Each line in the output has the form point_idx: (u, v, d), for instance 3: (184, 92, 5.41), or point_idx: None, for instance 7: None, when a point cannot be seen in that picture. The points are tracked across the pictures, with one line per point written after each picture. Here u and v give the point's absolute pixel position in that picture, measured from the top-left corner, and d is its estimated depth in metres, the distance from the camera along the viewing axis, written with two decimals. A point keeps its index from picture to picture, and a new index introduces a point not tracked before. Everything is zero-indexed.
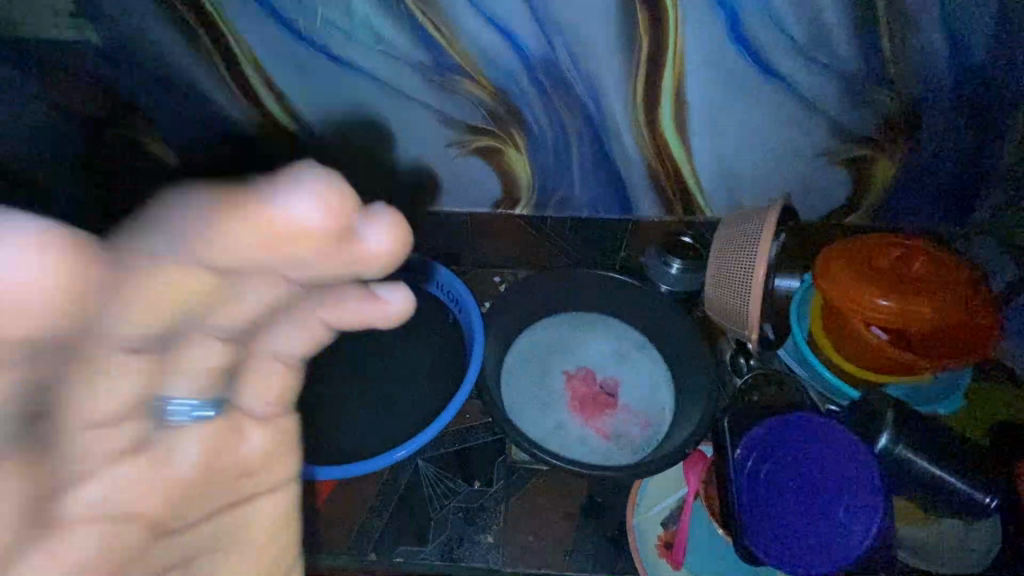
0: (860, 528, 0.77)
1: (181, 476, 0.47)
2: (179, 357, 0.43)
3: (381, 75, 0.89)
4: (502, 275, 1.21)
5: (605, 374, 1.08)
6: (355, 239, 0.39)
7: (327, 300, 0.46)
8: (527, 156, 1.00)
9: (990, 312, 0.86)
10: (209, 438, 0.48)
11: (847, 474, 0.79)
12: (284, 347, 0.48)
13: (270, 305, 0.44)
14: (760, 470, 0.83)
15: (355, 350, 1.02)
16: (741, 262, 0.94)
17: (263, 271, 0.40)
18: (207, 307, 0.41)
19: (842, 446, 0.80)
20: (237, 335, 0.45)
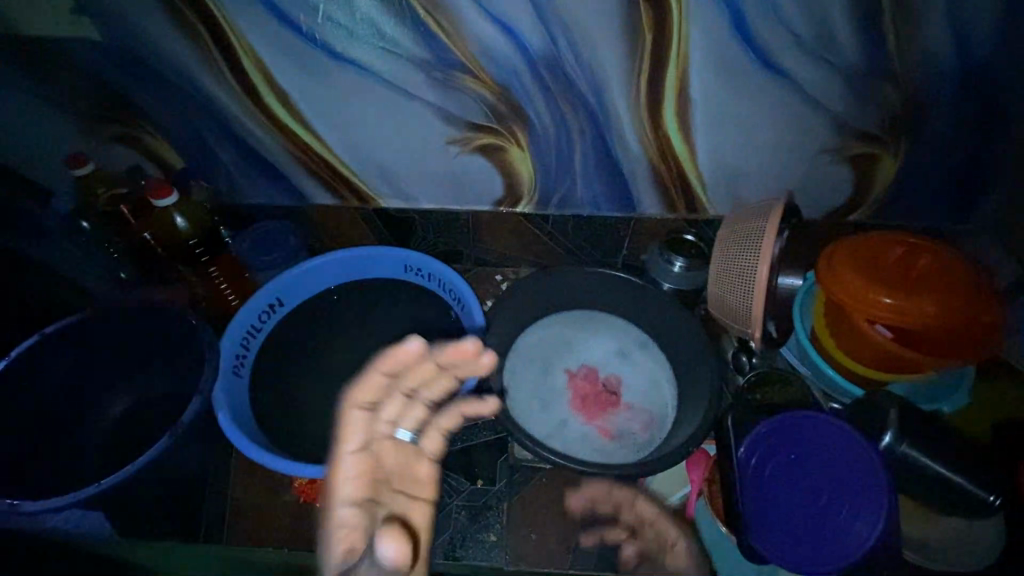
0: (864, 526, 0.76)
1: (390, 503, 0.55)
2: (408, 416, 0.57)
3: (381, 72, 0.88)
4: (504, 273, 1.23)
5: (608, 373, 1.08)
6: (481, 373, 0.57)
7: (452, 415, 0.60)
8: (529, 154, 1.00)
9: (993, 310, 0.86)
10: (418, 475, 0.57)
11: (853, 473, 0.79)
12: (435, 439, 0.59)
13: (447, 392, 0.58)
14: (764, 468, 0.82)
15: (356, 350, 1.01)
16: (743, 259, 0.93)
17: (447, 380, 0.57)
18: (425, 389, 0.57)
19: (848, 445, 0.80)
20: (421, 413, 0.58)
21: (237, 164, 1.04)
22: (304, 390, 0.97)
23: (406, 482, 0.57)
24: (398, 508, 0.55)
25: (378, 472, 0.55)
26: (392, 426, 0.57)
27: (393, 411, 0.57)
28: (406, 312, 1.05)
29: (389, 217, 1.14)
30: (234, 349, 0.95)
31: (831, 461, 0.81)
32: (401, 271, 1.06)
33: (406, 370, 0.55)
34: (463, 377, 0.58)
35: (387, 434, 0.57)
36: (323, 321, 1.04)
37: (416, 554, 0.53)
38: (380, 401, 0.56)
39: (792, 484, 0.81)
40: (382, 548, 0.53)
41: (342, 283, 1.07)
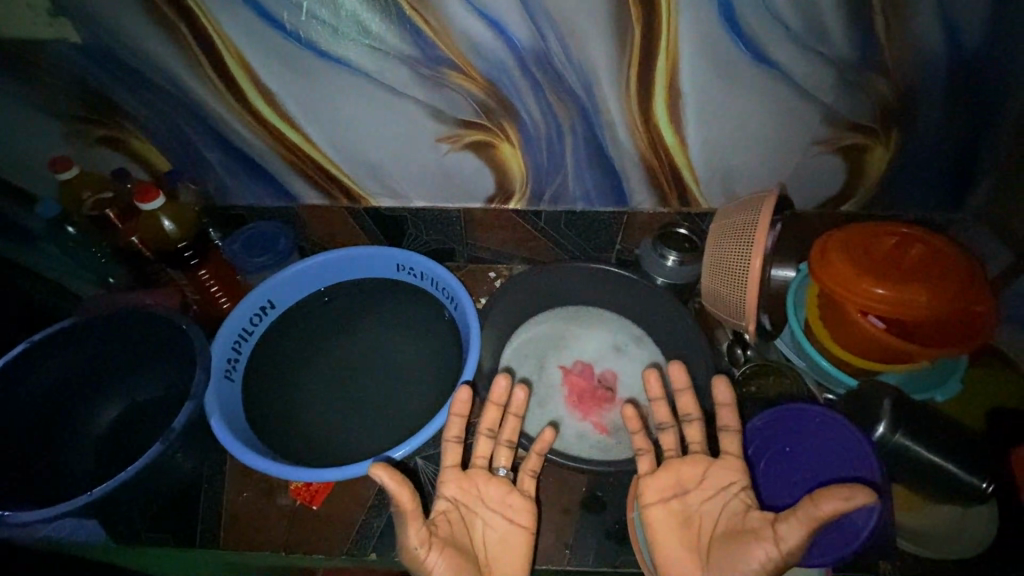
0: (864, 516, 0.74)
1: (489, 511, 0.83)
2: (494, 451, 0.88)
3: (369, 70, 0.87)
4: (497, 270, 1.23)
5: (603, 367, 1.07)
6: (503, 387, 0.89)
7: (541, 445, 0.86)
8: (519, 150, 0.99)
9: (986, 300, 0.86)
10: (508, 492, 0.84)
11: (846, 462, 0.78)
12: (532, 464, 0.86)
13: (515, 422, 0.89)
14: (762, 461, 0.82)
15: (350, 350, 1.01)
16: (737, 253, 0.93)
17: (510, 418, 0.89)
18: (501, 432, 0.88)
19: (836, 433, 0.80)
20: (506, 447, 0.88)
21: (225, 165, 1.03)
22: (299, 393, 0.97)
23: (505, 504, 0.84)
24: (503, 515, 0.83)
25: (480, 489, 0.84)
26: (486, 461, 0.86)
27: (484, 449, 0.87)
28: (402, 309, 1.04)
29: (381, 218, 1.13)
30: (226, 353, 0.94)
31: (824, 449, 0.81)
32: (394, 271, 1.06)
33: (489, 422, 0.88)
34: (519, 408, 0.89)
35: (484, 467, 0.86)
36: (317, 322, 1.03)
37: (521, 544, 0.81)
38: (481, 441, 0.87)
39: (790, 476, 0.81)
40: (491, 532, 0.81)
41: (333, 284, 1.06)
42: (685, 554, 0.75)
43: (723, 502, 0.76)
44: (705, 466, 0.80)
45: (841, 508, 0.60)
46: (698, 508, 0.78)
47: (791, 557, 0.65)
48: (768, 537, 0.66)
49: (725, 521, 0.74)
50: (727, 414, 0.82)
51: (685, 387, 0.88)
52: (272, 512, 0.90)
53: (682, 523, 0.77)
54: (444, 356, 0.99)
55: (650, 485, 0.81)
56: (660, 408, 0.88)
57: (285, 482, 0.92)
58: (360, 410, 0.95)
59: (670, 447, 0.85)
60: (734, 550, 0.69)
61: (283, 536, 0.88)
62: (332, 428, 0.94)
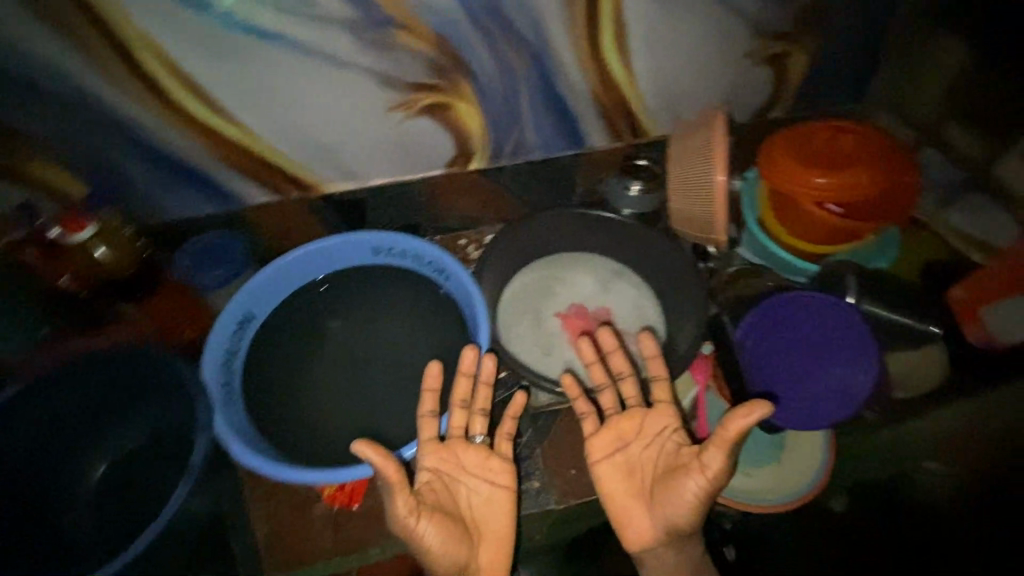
0: (862, 374, 0.84)
1: (477, 487, 0.83)
2: (469, 422, 0.87)
3: (307, 42, 0.81)
4: (469, 237, 1.17)
5: (594, 305, 1.10)
6: (469, 356, 0.85)
7: (515, 405, 0.87)
8: (475, 106, 0.97)
9: (911, 170, 0.98)
10: (482, 458, 0.84)
11: (840, 337, 0.86)
12: (508, 428, 0.87)
13: (485, 387, 0.87)
14: (756, 352, 0.88)
15: (347, 344, 0.97)
16: (699, 170, 0.99)
17: (483, 387, 0.87)
18: (475, 402, 0.87)
19: (831, 317, 0.88)
20: (478, 414, 0.87)
21: (151, 175, 0.92)
22: (306, 399, 0.92)
23: (484, 468, 0.84)
24: (485, 479, 0.84)
25: (459, 456, 0.84)
26: (462, 430, 0.85)
27: (459, 420, 0.86)
28: (392, 293, 1.00)
29: (340, 206, 1.07)
30: (218, 378, 0.87)
31: (815, 338, 0.87)
32: (369, 255, 1.00)
33: (469, 394, 0.87)
34: (484, 378, 0.87)
35: (461, 436, 0.85)
36: (301, 324, 0.97)
37: (505, 504, 0.83)
38: (452, 410, 0.86)
39: (779, 360, 0.87)
40: (475, 497, 0.82)
41: (331, 271, 1.00)
42: (633, 500, 0.79)
43: (659, 447, 0.81)
44: (640, 419, 0.84)
45: (744, 424, 0.67)
46: (639, 456, 0.82)
47: (716, 479, 0.72)
48: (697, 463, 0.73)
49: (663, 462, 0.80)
50: (654, 365, 0.85)
51: (614, 348, 0.91)
52: (311, 527, 0.86)
53: (627, 473, 0.81)
54: (446, 327, 0.98)
55: (596, 444, 0.83)
56: (596, 371, 0.89)
57: (317, 490, 0.87)
58: (373, 401, 0.92)
59: (609, 405, 0.87)
60: (672, 485, 0.75)
61: (331, 542, 0.85)
62: (352, 424, 0.90)
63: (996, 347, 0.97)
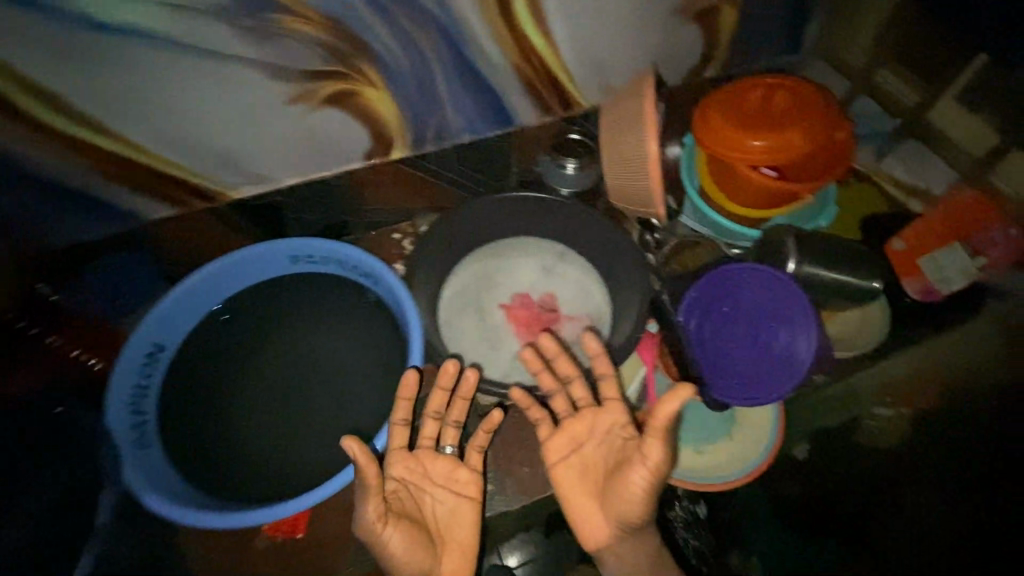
0: (804, 345, 0.81)
1: (441, 498, 0.80)
2: (441, 432, 0.84)
3: (174, 35, 0.71)
4: (400, 230, 1.14)
5: (539, 293, 1.05)
6: (448, 367, 0.82)
7: (489, 423, 0.82)
8: (385, 91, 0.89)
9: (844, 125, 0.94)
10: (450, 468, 0.81)
11: (780, 307, 0.82)
12: (482, 438, 0.83)
13: (461, 399, 0.83)
14: (698, 330, 0.86)
15: (276, 362, 0.89)
16: (631, 139, 0.94)
17: (458, 401, 0.83)
18: (448, 414, 0.84)
19: (771, 287, 0.83)
20: (450, 425, 0.84)
21: (23, 201, 0.82)
22: (237, 428, 0.85)
23: (450, 479, 0.81)
24: (452, 489, 0.81)
25: (426, 466, 0.81)
26: (432, 441, 0.82)
27: (430, 430, 0.83)
28: (319, 304, 0.93)
29: (256, 213, 1.00)
30: (128, 420, 0.80)
31: (758, 306, 0.84)
32: (288, 264, 0.92)
33: (443, 403, 0.83)
34: (462, 391, 0.83)
35: (431, 446, 0.82)
36: (223, 348, 0.89)
37: (470, 515, 0.80)
38: (427, 420, 0.83)
39: (721, 337, 0.85)
40: (440, 506, 0.80)
41: (262, 285, 0.93)
42: (586, 498, 0.79)
43: (612, 443, 0.80)
44: (591, 418, 0.82)
45: (671, 407, 0.67)
46: (595, 454, 0.81)
47: (659, 468, 0.71)
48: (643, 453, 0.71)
49: (614, 457, 0.79)
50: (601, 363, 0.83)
51: (557, 352, 0.87)
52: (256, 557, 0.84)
53: (581, 471, 0.80)
54: (382, 333, 0.91)
55: (551, 446, 0.82)
56: (545, 378, 0.85)
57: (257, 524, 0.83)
58: (308, 423, 0.86)
59: (562, 409, 0.84)
60: (618, 479, 0.74)
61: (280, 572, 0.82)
62: (291, 448, 0.85)
63: (936, 295, 0.99)
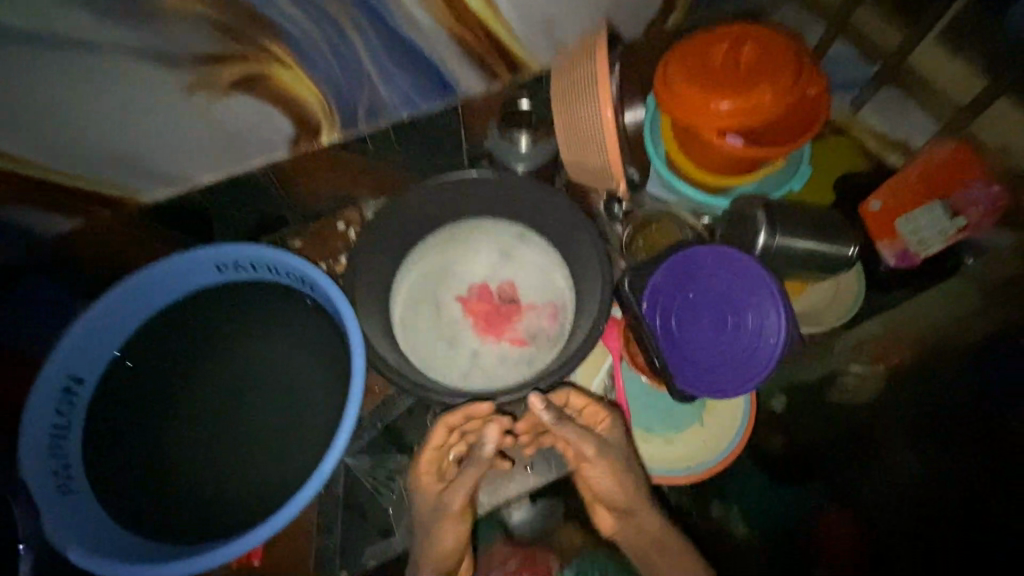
0: (770, 336, 0.74)
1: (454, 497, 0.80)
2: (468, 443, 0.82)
3: (19, 28, 0.58)
4: (346, 218, 1.05)
5: (498, 282, 0.98)
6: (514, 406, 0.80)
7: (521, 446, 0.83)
8: (300, 71, 0.77)
9: (817, 78, 0.84)
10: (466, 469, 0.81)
11: (744, 291, 0.76)
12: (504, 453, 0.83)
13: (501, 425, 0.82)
14: (663, 317, 0.80)
15: (216, 382, 0.83)
16: (584, 107, 0.85)
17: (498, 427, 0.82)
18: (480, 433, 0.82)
19: (733, 267, 0.76)
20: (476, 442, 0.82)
21: None
22: (184, 454, 0.81)
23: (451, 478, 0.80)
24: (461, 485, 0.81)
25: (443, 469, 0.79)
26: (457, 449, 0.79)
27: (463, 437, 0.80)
28: (252, 316, 0.85)
29: (179, 212, 0.93)
30: (49, 466, 0.73)
31: (722, 287, 0.77)
32: (215, 274, 0.83)
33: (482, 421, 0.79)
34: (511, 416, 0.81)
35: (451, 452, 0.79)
36: (155, 372, 0.83)
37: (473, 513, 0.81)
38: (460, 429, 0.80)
39: (687, 324, 0.79)
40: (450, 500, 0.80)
41: (200, 289, 0.85)
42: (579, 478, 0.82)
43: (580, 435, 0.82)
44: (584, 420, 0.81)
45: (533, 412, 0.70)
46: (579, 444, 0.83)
47: (608, 453, 0.75)
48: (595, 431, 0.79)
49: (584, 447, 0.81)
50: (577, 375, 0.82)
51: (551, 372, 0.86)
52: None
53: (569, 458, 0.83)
54: (326, 345, 0.84)
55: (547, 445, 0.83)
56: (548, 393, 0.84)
57: None
58: (254, 443, 0.81)
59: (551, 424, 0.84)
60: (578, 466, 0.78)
61: None
62: (240, 472, 0.80)
63: (913, 261, 0.94)
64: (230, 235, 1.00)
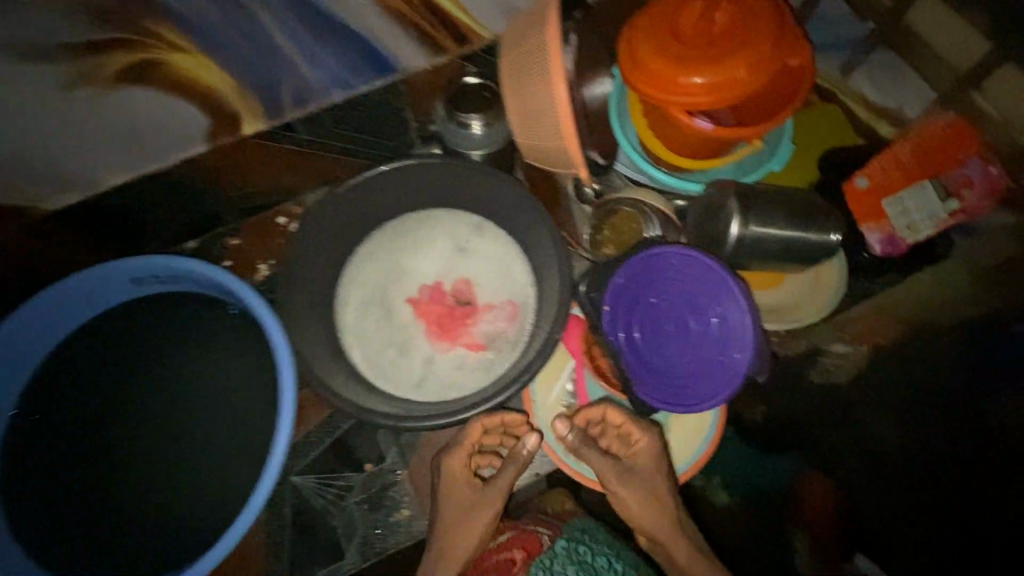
0: (740, 347, 0.68)
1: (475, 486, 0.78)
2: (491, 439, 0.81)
3: None
4: (287, 212, 0.95)
5: (452, 280, 0.91)
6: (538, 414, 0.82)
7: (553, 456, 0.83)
8: (201, 54, 0.67)
9: (801, 46, 0.73)
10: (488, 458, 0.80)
11: (711, 296, 0.69)
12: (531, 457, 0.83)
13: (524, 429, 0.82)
14: (622, 328, 0.73)
15: (148, 403, 0.79)
16: (535, 85, 0.74)
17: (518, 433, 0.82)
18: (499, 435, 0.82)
19: (701, 271, 0.70)
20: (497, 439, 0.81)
21: None
22: (115, 487, 0.76)
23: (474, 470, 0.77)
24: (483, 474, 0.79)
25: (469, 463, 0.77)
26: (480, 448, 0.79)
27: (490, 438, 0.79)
28: (179, 331, 0.80)
29: (93, 219, 0.84)
30: None
31: (685, 293, 0.71)
32: (132, 285, 0.78)
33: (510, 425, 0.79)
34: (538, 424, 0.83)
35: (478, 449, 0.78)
36: (85, 396, 0.78)
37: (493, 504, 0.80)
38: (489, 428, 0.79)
39: (648, 334, 0.72)
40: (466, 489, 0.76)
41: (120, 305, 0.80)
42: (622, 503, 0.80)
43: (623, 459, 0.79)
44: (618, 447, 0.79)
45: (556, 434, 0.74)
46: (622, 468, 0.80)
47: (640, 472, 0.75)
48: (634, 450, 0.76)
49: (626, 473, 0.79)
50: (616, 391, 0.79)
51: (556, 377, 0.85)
52: None
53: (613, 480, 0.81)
54: (265, 360, 0.78)
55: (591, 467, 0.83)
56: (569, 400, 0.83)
57: None
58: (192, 468, 0.77)
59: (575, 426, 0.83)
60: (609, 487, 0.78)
61: None
62: (178, 498, 0.76)
63: (900, 247, 0.86)
64: (159, 237, 0.92)
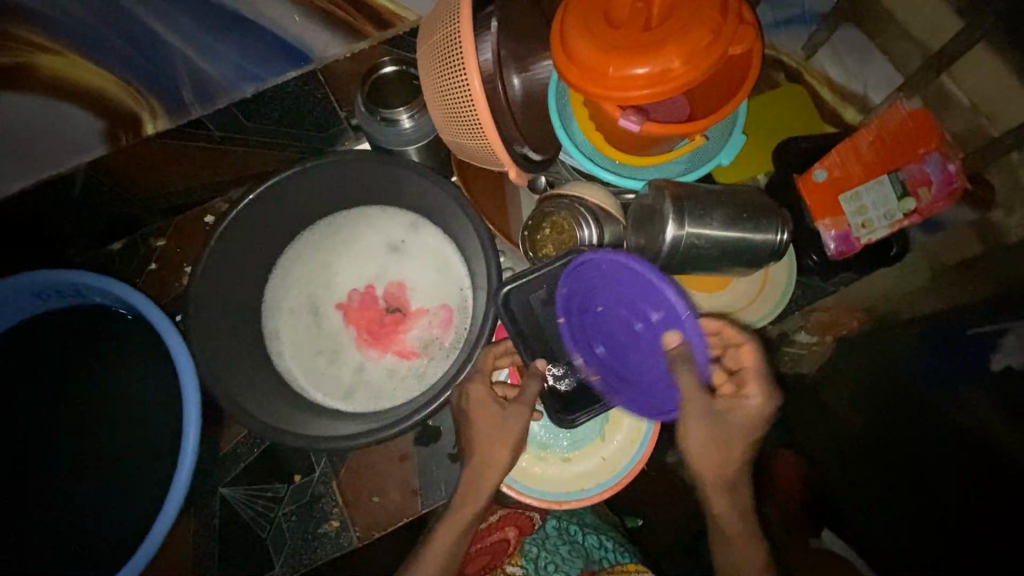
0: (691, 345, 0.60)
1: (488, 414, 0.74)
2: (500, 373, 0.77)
3: None
4: (214, 210, 0.94)
5: (386, 283, 0.88)
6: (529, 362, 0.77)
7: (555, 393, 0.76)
8: (73, 56, 0.62)
9: (747, 29, 0.66)
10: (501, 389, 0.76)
11: (647, 298, 0.63)
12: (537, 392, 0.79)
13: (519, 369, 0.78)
14: (576, 341, 0.72)
15: (87, 408, 0.81)
16: (453, 80, 0.68)
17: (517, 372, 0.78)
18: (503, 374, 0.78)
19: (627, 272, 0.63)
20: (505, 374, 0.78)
21: None
22: (63, 490, 0.79)
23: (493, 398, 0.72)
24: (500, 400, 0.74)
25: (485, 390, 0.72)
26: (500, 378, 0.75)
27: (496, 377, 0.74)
28: (106, 339, 0.81)
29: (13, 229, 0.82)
30: None
31: (623, 297, 0.65)
32: (40, 300, 0.80)
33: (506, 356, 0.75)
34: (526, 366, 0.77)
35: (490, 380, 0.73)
36: (29, 403, 0.81)
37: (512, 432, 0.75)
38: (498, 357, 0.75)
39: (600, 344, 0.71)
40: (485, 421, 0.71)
41: (43, 314, 0.82)
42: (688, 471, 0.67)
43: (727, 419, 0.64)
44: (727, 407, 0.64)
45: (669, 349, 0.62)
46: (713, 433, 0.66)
47: (723, 425, 0.63)
48: (734, 399, 0.63)
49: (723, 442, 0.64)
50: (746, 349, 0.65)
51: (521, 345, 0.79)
52: None
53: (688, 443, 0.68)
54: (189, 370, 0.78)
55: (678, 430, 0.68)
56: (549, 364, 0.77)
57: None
58: (128, 471, 0.80)
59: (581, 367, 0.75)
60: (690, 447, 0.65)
61: None
62: (119, 498, 0.79)
63: (854, 246, 0.80)
64: (92, 242, 0.91)
